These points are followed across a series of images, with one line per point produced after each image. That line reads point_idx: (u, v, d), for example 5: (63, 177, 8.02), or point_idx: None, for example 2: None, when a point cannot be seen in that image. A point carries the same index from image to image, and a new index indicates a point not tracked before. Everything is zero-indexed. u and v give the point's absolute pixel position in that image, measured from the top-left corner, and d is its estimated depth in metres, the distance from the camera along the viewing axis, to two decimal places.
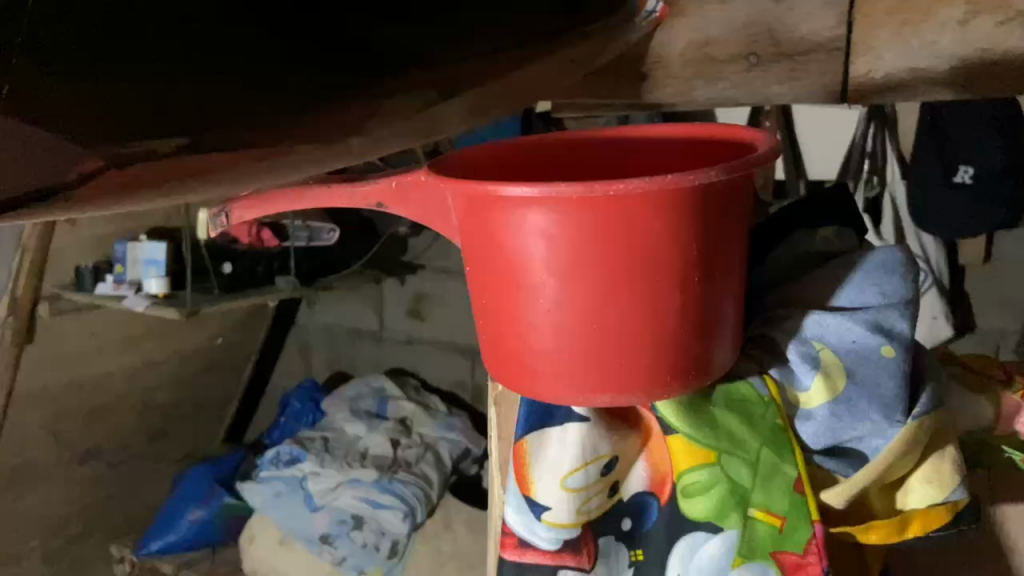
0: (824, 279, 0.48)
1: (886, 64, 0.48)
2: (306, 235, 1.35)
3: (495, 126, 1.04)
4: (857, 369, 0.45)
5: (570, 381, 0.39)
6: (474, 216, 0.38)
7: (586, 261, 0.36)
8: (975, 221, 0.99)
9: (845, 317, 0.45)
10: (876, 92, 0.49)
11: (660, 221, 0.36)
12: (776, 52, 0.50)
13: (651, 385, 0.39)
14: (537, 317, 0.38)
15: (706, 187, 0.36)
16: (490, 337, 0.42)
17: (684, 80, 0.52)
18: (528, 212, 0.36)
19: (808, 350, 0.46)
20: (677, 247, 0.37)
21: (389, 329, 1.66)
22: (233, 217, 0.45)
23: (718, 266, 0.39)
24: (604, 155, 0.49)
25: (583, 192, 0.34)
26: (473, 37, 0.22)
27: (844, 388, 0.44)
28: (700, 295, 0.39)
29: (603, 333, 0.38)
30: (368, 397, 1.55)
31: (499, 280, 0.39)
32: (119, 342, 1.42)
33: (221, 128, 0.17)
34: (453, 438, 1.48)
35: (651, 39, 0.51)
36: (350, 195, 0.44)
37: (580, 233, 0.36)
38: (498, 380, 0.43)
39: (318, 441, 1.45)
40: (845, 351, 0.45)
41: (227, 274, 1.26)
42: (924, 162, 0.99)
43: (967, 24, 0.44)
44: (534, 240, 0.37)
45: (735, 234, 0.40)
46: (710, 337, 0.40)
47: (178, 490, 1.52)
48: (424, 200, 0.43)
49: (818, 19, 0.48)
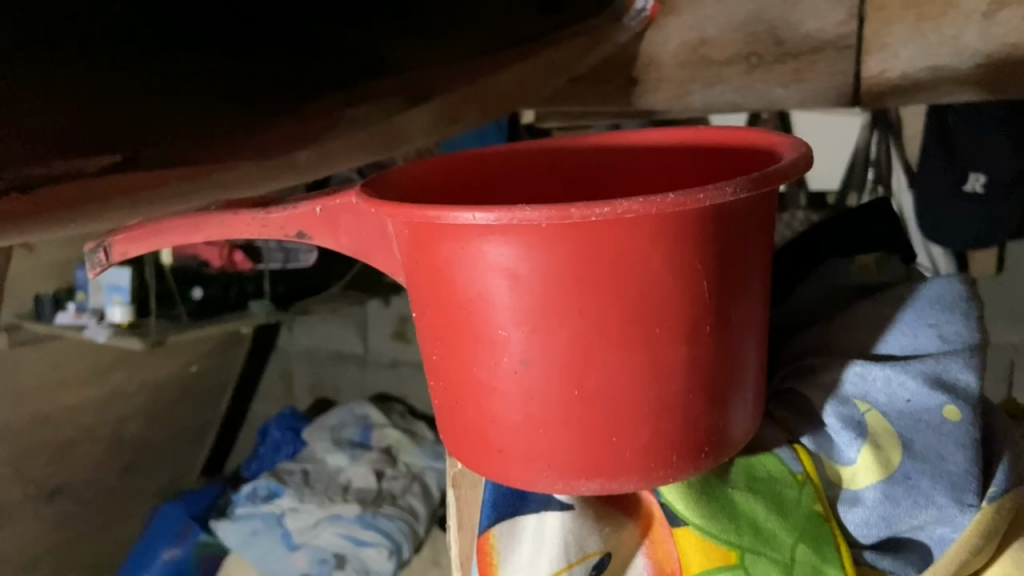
0: (866, 319, 0.42)
1: (902, 62, 0.46)
2: (282, 257, 1.25)
3: (478, 136, 0.97)
4: (915, 438, 0.38)
5: (547, 462, 0.32)
6: (420, 249, 0.32)
7: (561, 307, 0.30)
8: (989, 234, 0.92)
9: (896, 370, 0.39)
10: (892, 93, 0.47)
11: (657, 253, 0.29)
12: (780, 52, 0.49)
13: (651, 465, 0.32)
14: (501, 379, 0.32)
15: (714, 210, 0.29)
16: (443, 400, 0.35)
17: (678, 84, 0.52)
18: (483, 244, 0.29)
19: (851, 413, 0.39)
20: (681, 287, 0.30)
21: (373, 352, 1.59)
22: (114, 252, 0.40)
23: (733, 313, 0.32)
24: (583, 168, 0.43)
25: (555, 217, 0.27)
26: (433, 63, 0.37)
27: (901, 463, 0.38)
28: (713, 349, 0.32)
29: (587, 401, 0.31)
30: (350, 425, 1.46)
31: (451, 332, 0.33)
32: (86, 374, 1.34)
33: (145, 154, 0.24)
34: (441, 467, 1.39)
35: (640, 38, 0.52)
36: (261, 222, 0.38)
37: (553, 269, 0.29)
38: (457, 455, 0.36)
39: (298, 474, 1.37)
40: (897, 417, 0.39)
41: (196, 300, 1.19)
42: (932, 171, 0.94)
43: (992, 16, 0.43)
44: (495, 277, 0.30)
45: (754, 272, 0.33)
46: (725, 400, 0.33)
47: (152, 527, 1.44)
48: (357, 227, 0.38)
49: (825, 16, 0.47)
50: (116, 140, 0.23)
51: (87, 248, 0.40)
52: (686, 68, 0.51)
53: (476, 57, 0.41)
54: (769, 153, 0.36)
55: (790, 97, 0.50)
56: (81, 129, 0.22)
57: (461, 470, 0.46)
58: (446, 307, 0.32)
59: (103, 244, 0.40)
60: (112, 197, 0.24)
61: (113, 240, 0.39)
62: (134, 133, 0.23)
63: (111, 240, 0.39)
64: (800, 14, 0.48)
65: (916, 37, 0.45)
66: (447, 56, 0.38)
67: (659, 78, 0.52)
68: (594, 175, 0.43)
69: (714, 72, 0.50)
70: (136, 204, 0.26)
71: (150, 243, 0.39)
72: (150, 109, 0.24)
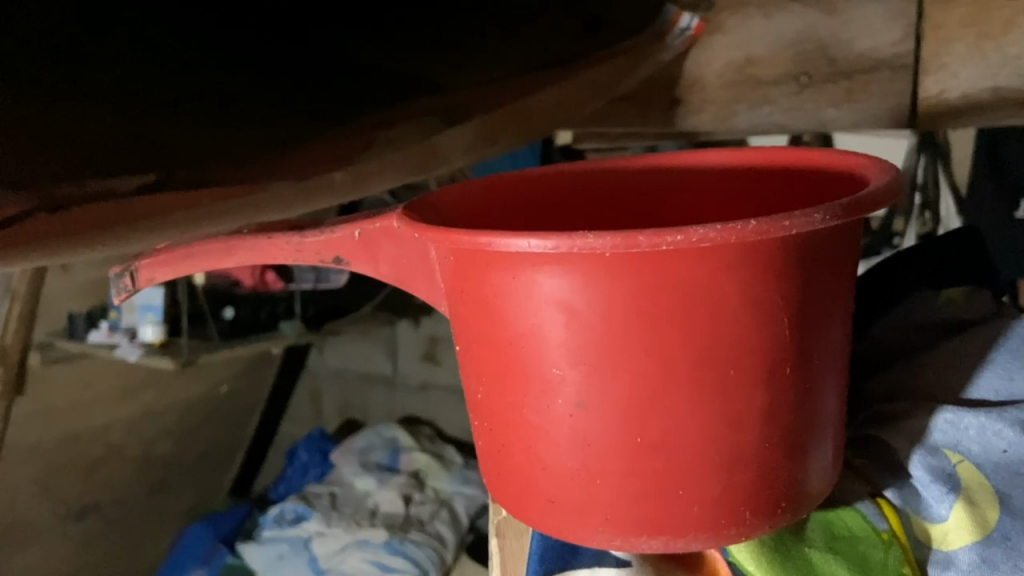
0: (948, 356, 0.42)
1: (962, 82, 0.46)
2: (313, 277, 1.24)
3: (511, 159, 0.97)
4: (1014, 492, 0.36)
5: (606, 515, 0.31)
6: (467, 281, 0.31)
7: (623, 344, 0.29)
8: None
9: (990, 418, 0.37)
10: (950, 114, 0.47)
11: (732, 286, 0.28)
12: (833, 71, 0.49)
13: (720, 521, 0.31)
14: (554, 422, 0.31)
15: (793, 240, 0.28)
16: (489, 442, 0.34)
17: (723, 104, 0.52)
18: (537, 274, 0.28)
19: (941, 464, 0.37)
20: (757, 325, 0.29)
21: (402, 375, 1.57)
22: (141, 277, 0.39)
23: (814, 355, 0.31)
24: (634, 193, 0.41)
25: (621, 245, 0.26)
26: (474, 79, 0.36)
27: (1000, 522, 0.36)
28: (791, 394, 0.30)
29: (649, 449, 0.30)
30: (378, 449, 1.45)
31: (500, 370, 0.32)
32: (116, 392, 1.35)
33: (184, 169, 0.25)
34: (469, 493, 1.36)
35: (685, 59, 0.52)
36: (296, 245, 0.36)
37: (616, 303, 0.28)
38: (503, 503, 0.35)
39: (325, 497, 1.37)
40: (993, 469, 0.37)
41: (228, 320, 1.20)
42: (981, 196, 0.91)
43: None
44: (549, 307, 0.29)
45: (835, 313, 0.31)
46: (804, 451, 0.32)
47: (178, 547, 1.42)
48: (398, 253, 0.36)
49: (880, 34, 0.47)
50: (157, 161, 0.24)
51: (113, 272, 0.39)
52: (730, 89, 0.52)
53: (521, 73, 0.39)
54: (845, 174, 0.34)
55: (841, 119, 0.49)
56: (120, 155, 0.22)
57: (505, 520, 0.46)
58: (495, 342, 0.31)
59: (130, 271, 0.39)
60: (136, 216, 0.25)
61: (142, 265, 0.38)
62: (173, 157, 0.24)
63: (140, 265, 0.38)
64: (853, 34, 0.48)
65: (977, 57, 0.45)
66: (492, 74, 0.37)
67: (703, 99, 0.53)
68: (649, 203, 0.41)
69: (761, 92, 0.51)
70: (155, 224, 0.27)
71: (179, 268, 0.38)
72: (189, 133, 0.24)
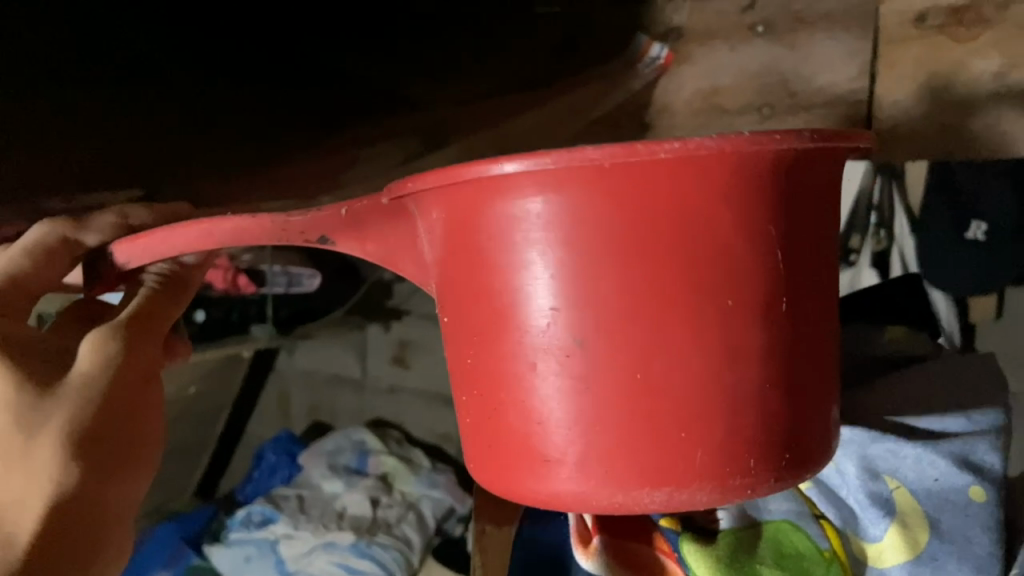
0: (909, 386, 0.59)
1: (906, 115, 0.57)
2: (284, 281, 1.24)
3: None
4: (940, 516, 0.55)
5: (608, 463, 0.39)
6: (468, 231, 0.40)
7: (627, 282, 0.37)
8: (992, 278, 0.97)
9: (930, 455, 0.56)
10: (907, 137, 0.57)
11: (721, 212, 0.37)
12: (793, 102, 0.62)
13: (721, 465, 0.38)
14: (553, 362, 0.39)
15: (773, 182, 0.38)
16: (480, 421, 0.42)
17: (691, 128, 0.66)
18: (534, 207, 0.37)
19: (882, 491, 0.57)
20: (737, 255, 0.37)
21: (371, 377, 1.58)
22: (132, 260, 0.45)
23: (803, 303, 0.40)
24: None
25: (618, 154, 0.35)
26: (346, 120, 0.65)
27: (927, 539, 0.55)
28: (787, 329, 0.39)
29: (647, 384, 0.38)
30: (347, 451, 1.46)
31: (502, 320, 0.40)
32: None
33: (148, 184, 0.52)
34: (436, 496, 1.37)
35: (657, 85, 0.67)
36: (283, 224, 0.41)
37: (616, 245, 0.37)
38: (505, 489, 0.42)
39: (293, 500, 1.37)
40: (926, 496, 0.56)
41: (200, 322, 1.22)
42: (936, 216, 0.99)
43: (1004, 73, 0.53)
44: (559, 249, 0.38)
45: (817, 281, 0.41)
46: (795, 403, 0.40)
47: (142, 549, 1.40)
48: (379, 229, 0.43)
49: (840, 72, 0.60)
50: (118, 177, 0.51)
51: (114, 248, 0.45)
52: (698, 115, 0.66)
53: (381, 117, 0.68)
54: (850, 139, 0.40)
55: None
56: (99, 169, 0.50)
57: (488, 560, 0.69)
58: (496, 309, 0.40)
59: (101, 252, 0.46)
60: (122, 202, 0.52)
61: (114, 249, 0.45)
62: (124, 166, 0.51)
63: (111, 248, 0.45)
64: (812, 69, 0.61)
65: (926, 91, 0.56)
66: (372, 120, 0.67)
67: (673, 122, 0.67)
68: None
69: (726, 116, 0.64)
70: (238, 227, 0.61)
71: (143, 246, 0.44)
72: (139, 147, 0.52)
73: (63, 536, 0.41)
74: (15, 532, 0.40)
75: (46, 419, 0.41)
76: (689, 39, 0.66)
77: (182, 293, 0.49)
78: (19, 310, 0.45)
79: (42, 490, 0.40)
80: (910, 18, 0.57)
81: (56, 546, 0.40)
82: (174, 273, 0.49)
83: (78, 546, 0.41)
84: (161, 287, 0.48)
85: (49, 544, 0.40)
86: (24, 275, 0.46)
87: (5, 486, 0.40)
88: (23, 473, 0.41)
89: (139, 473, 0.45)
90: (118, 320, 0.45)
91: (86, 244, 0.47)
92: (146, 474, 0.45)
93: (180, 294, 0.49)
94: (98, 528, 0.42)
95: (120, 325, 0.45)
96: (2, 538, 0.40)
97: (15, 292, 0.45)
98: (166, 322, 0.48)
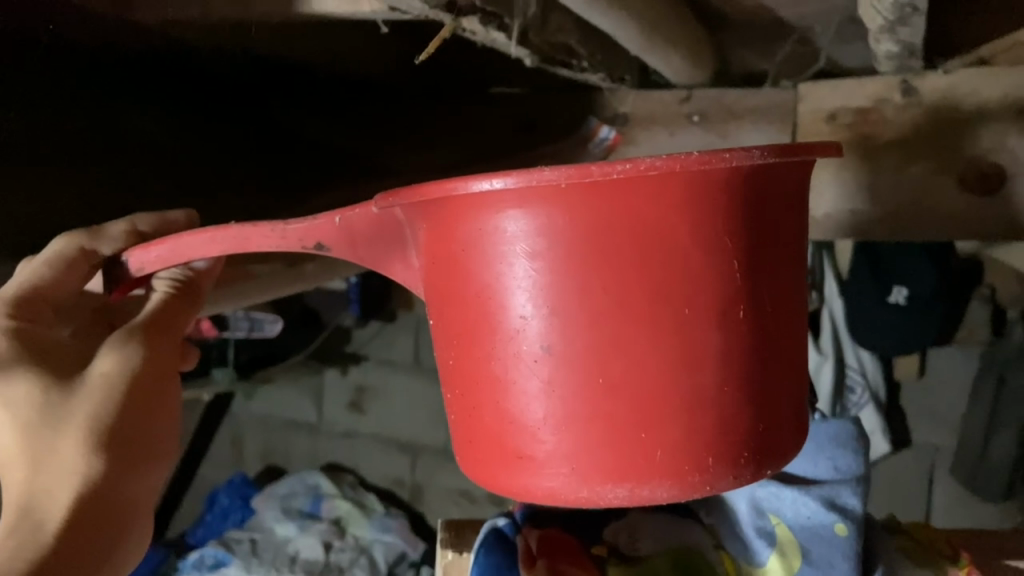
0: None
1: (825, 203, 0.64)
2: (247, 326, 1.24)
3: None
4: (811, 548, 0.56)
5: (573, 466, 0.38)
6: (444, 238, 0.39)
7: (587, 289, 0.36)
8: (908, 338, 1.07)
9: (801, 495, 0.57)
10: (819, 225, 0.65)
11: (682, 224, 0.35)
12: None
13: (680, 467, 0.37)
14: (522, 368, 0.38)
15: (738, 190, 0.36)
16: (462, 415, 0.41)
17: None
18: (504, 217, 0.36)
19: (766, 524, 0.58)
20: (705, 261, 0.36)
21: (328, 422, 1.60)
22: (144, 266, 0.45)
23: (766, 307, 0.38)
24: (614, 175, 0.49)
25: (575, 175, 0.34)
26: (326, 184, 0.76)
27: (800, 567, 0.56)
28: (744, 334, 0.37)
29: (610, 389, 0.37)
30: (300, 495, 1.48)
31: (475, 325, 0.39)
32: None
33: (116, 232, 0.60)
34: (388, 540, 1.39)
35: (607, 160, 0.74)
36: (280, 234, 0.41)
37: (580, 252, 0.36)
38: (482, 480, 0.42)
39: (246, 543, 1.41)
40: (800, 529, 0.57)
41: None
42: (862, 283, 1.08)
43: (903, 170, 0.62)
44: (529, 259, 0.36)
45: (783, 282, 0.39)
46: (761, 411, 0.39)
47: None
48: (375, 238, 0.42)
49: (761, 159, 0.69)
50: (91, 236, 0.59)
51: (126, 256, 0.45)
52: None
53: (353, 173, 0.76)
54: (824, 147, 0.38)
55: None
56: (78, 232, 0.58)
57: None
58: (473, 314, 0.39)
59: (117, 259, 0.46)
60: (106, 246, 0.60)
61: (126, 257, 0.45)
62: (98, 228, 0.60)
63: (124, 256, 0.45)
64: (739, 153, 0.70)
65: (838, 185, 0.64)
66: (352, 180, 0.76)
67: None
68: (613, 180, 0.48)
69: None
70: (230, 294, 0.59)
71: (158, 252, 0.44)
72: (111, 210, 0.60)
73: (89, 523, 0.41)
74: (45, 518, 0.40)
75: (69, 413, 0.42)
76: (635, 123, 0.73)
77: (197, 299, 0.49)
78: (45, 318, 0.45)
79: (69, 480, 0.41)
80: (823, 116, 0.66)
81: (83, 533, 0.41)
82: (187, 281, 0.49)
83: (102, 535, 0.42)
84: (174, 293, 0.48)
85: (77, 532, 0.41)
86: (46, 283, 0.45)
87: (37, 480, 0.42)
88: (51, 467, 0.42)
89: (156, 465, 0.45)
90: (135, 325, 0.45)
91: (102, 253, 0.47)
92: (164, 466, 0.46)
93: (193, 299, 0.49)
94: (122, 515, 0.43)
95: (137, 329, 0.45)
96: (31, 526, 0.40)
97: (40, 303, 0.45)
98: (182, 326, 0.48)
